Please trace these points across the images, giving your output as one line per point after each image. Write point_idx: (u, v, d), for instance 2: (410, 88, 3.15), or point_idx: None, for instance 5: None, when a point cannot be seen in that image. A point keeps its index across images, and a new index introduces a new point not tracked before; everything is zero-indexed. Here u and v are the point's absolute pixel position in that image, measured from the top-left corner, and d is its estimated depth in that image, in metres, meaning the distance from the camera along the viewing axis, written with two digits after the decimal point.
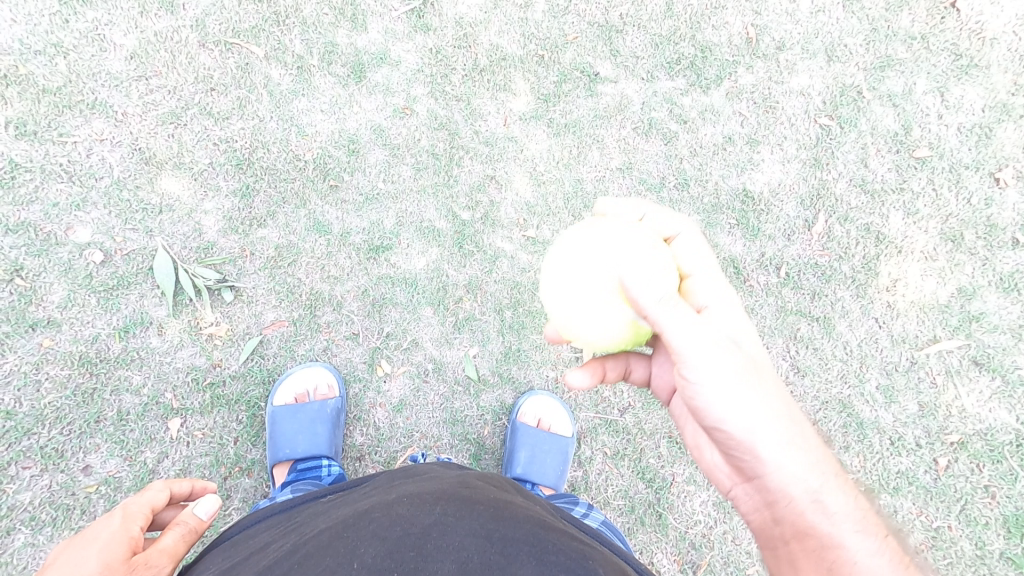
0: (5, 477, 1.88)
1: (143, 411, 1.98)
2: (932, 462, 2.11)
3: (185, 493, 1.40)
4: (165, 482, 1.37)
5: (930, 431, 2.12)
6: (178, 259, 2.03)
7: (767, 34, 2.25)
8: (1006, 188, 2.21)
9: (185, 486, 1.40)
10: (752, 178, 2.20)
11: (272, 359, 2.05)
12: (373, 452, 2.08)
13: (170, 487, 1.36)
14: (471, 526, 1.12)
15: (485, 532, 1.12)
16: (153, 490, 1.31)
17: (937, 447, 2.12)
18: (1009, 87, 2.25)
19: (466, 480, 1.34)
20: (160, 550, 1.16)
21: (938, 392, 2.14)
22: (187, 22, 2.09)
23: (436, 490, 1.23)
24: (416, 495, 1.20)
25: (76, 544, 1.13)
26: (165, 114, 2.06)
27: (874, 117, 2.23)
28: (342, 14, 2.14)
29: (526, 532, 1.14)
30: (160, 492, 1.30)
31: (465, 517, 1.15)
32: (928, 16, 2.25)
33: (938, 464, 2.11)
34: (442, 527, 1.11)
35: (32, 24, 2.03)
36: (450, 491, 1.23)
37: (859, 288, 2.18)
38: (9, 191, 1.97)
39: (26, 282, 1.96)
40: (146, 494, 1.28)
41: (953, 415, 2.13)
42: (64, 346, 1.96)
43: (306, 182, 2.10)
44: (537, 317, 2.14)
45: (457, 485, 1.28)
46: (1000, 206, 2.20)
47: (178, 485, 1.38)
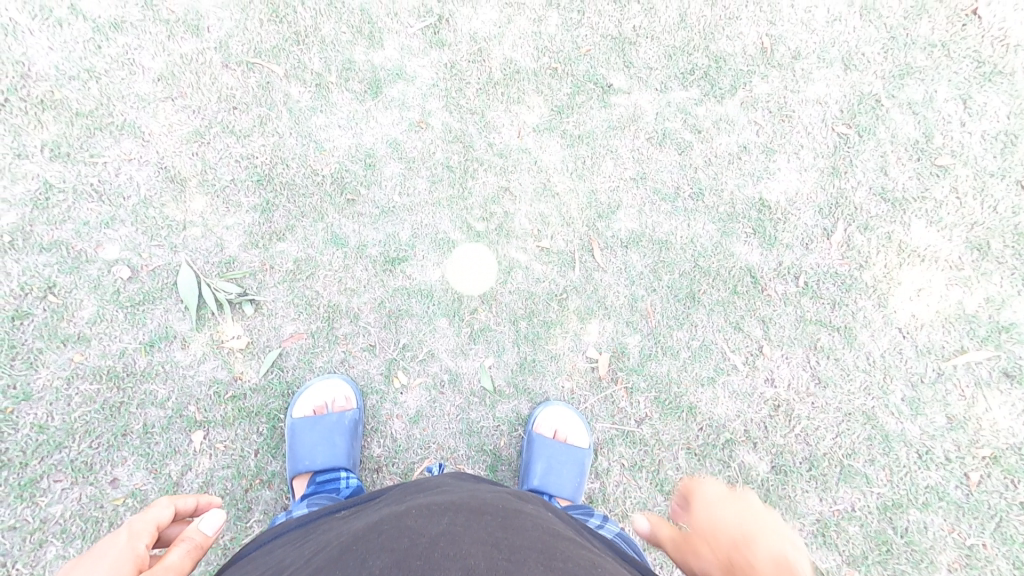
0: (37, 490, 1.91)
1: (168, 423, 2.00)
2: (963, 476, 2.08)
3: (192, 509, 1.31)
4: (170, 498, 1.27)
5: (960, 444, 2.09)
6: (202, 274, 2.06)
7: (781, 44, 2.24)
8: None
9: (190, 501, 1.31)
10: (768, 188, 2.20)
11: (291, 371, 2.08)
12: (391, 464, 2.10)
13: (175, 503, 1.27)
14: (478, 534, 1.12)
15: (493, 539, 1.11)
16: (158, 507, 1.22)
17: (967, 461, 2.08)
18: None
19: (478, 491, 1.34)
20: (165, 567, 1.08)
21: (968, 405, 2.11)
22: (211, 44, 2.13)
23: (445, 502, 1.24)
24: (424, 507, 1.21)
25: (76, 565, 1.06)
26: (190, 133, 2.11)
27: (894, 125, 2.21)
28: (359, 33, 2.18)
29: (534, 539, 1.13)
30: (164, 509, 1.22)
31: (473, 527, 1.14)
32: (948, 24, 2.23)
33: (970, 479, 2.07)
34: (449, 535, 1.10)
35: (67, 50, 2.09)
36: (459, 501, 1.23)
37: (880, 298, 2.16)
38: (44, 211, 2.03)
39: (59, 299, 2.00)
40: (150, 512, 1.20)
41: (983, 429, 2.10)
42: (94, 361, 2.00)
43: (325, 196, 2.13)
44: (552, 327, 2.14)
45: (467, 496, 1.27)
46: None
47: (183, 500, 1.29)
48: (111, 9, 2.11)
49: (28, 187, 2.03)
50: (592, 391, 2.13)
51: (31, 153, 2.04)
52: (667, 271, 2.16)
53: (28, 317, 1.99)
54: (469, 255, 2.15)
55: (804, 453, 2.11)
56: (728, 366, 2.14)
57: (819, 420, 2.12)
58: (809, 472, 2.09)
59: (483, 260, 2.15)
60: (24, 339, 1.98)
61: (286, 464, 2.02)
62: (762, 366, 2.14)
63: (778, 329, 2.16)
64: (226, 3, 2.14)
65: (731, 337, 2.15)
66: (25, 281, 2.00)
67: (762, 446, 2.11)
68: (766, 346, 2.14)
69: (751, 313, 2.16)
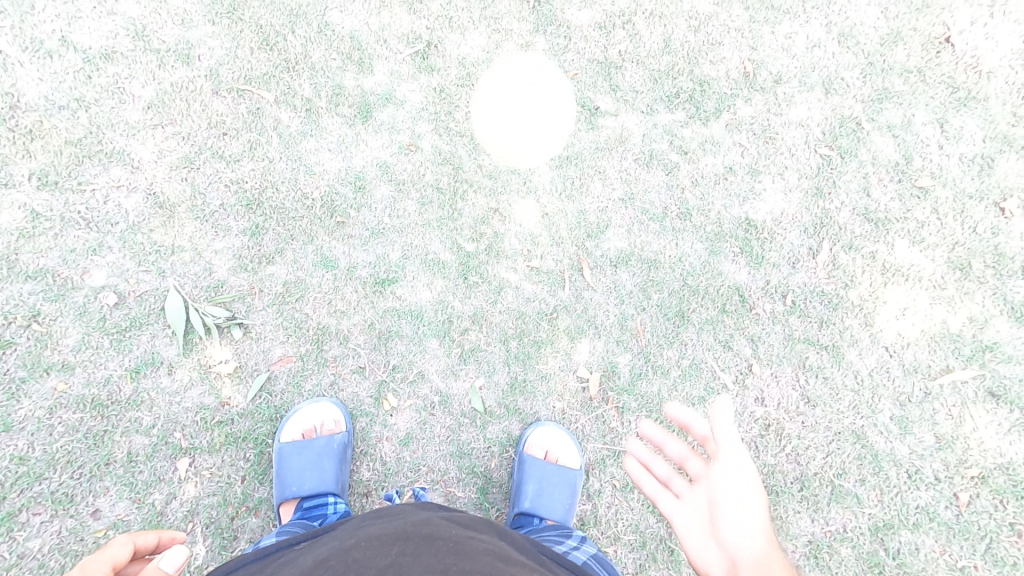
0: (16, 523, 1.87)
1: (153, 451, 1.97)
2: (953, 496, 2.09)
3: (151, 546, 1.21)
4: (130, 535, 1.17)
5: (949, 463, 2.11)
6: (190, 299, 2.05)
7: (764, 69, 2.29)
8: (1012, 217, 2.22)
9: (151, 538, 1.21)
10: (754, 208, 2.23)
11: (280, 396, 2.06)
12: (380, 488, 2.08)
13: (135, 540, 1.16)
14: (427, 563, 1.11)
15: (442, 567, 1.10)
16: (116, 544, 1.11)
17: (956, 481, 2.09)
18: (1009, 117, 2.27)
19: (430, 517, 1.34)
20: None
21: (955, 424, 2.13)
22: (201, 72, 2.13)
23: (394, 530, 1.24)
24: (373, 538, 1.22)
25: None
26: (179, 159, 2.10)
27: (874, 147, 2.26)
28: (349, 58, 2.19)
29: (484, 563, 1.13)
30: (123, 547, 1.11)
31: (422, 555, 1.14)
32: (924, 50, 2.29)
33: (959, 499, 2.08)
34: (396, 568, 1.10)
35: (57, 80, 2.08)
36: (408, 530, 1.24)
37: (866, 317, 2.18)
38: (29, 239, 2.01)
39: (43, 327, 1.97)
40: (108, 550, 1.08)
41: (971, 448, 2.12)
42: (77, 390, 1.97)
43: (314, 220, 2.13)
44: (542, 347, 2.14)
45: (418, 524, 1.28)
46: (1007, 235, 2.21)
47: (144, 537, 1.19)
48: (101, 38, 2.11)
49: (15, 216, 2.01)
50: (582, 411, 2.14)
51: (18, 182, 2.03)
52: (655, 291, 2.18)
53: (12, 347, 1.96)
54: (524, 133, 2.23)
55: (795, 473, 2.11)
56: (718, 386, 2.14)
57: (809, 438, 2.13)
58: (800, 492, 2.09)
59: (501, 108, 2.25)
60: (8, 369, 1.95)
61: (273, 490, 1.99)
62: (751, 385, 2.15)
63: (767, 347, 2.17)
64: (216, 31, 2.14)
65: (721, 356, 2.16)
66: (10, 310, 1.97)
67: (754, 466, 2.11)
68: (756, 365, 2.15)
69: (740, 331, 2.17)
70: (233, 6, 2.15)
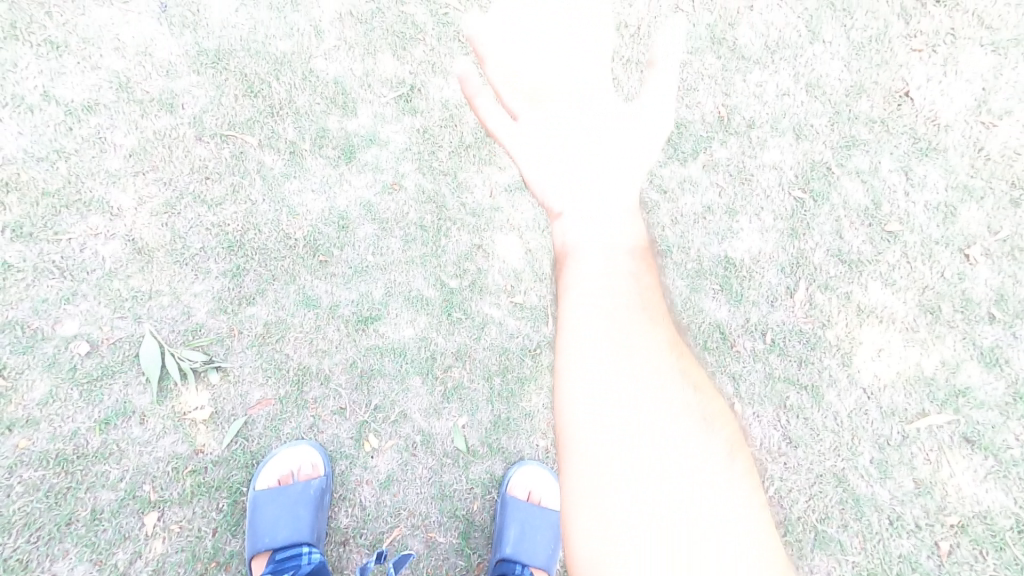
0: None
1: (119, 507, 1.90)
2: (935, 546, 2.10)
3: None
4: None
5: (929, 510, 2.12)
6: (166, 344, 2.02)
7: (737, 113, 2.36)
8: (976, 265, 2.28)
9: None
10: (732, 246, 2.29)
11: (256, 441, 2.02)
12: (359, 535, 2.03)
13: None
14: None
15: None
16: None
17: (937, 529, 2.11)
18: (968, 168, 2.34)
19: None
20: None
21: (933, 469, 2.15)
22: (186, 119, 2.14)
23: None
24: None
25: None
26: (159, 205, 2.09)
27: (844, 191, 2.33)
28: (333, 102, 2.22)
29: None
30: None
31: None
32: (885, 102, 2.39)
33: (941, 549, 2.10)
34: None
35: (36, 134, 2.07)
36: None
37: (844, 357, 2.22)
38: (1, 291, 1.98)
39: (8, 381, 1.94)
40: None
41: (950, 496, 2.14)
42: (41, 445, 1.91)
43: (296, 259, 2.12)
44: (525, 383, 2.14)
45: None
46: (972, 281, 2.28)
47: None
48: (84, 91, 2.10)
49: None
50: None
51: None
52: None
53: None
54: None
55: (778, 516, 2.11)
56: None
57: (791, 481, 2.13)
58: (783, 536, 2.09)
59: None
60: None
61: (246, 542, 1.94)
62: None
63: (748, 386, 2.19)
64: (199, 80, 2.16)
65: None
66: None
67: None
68: (738, 403, 2.17)
69: (721, 369, 2.20)
70: (217, 56, 2.18)
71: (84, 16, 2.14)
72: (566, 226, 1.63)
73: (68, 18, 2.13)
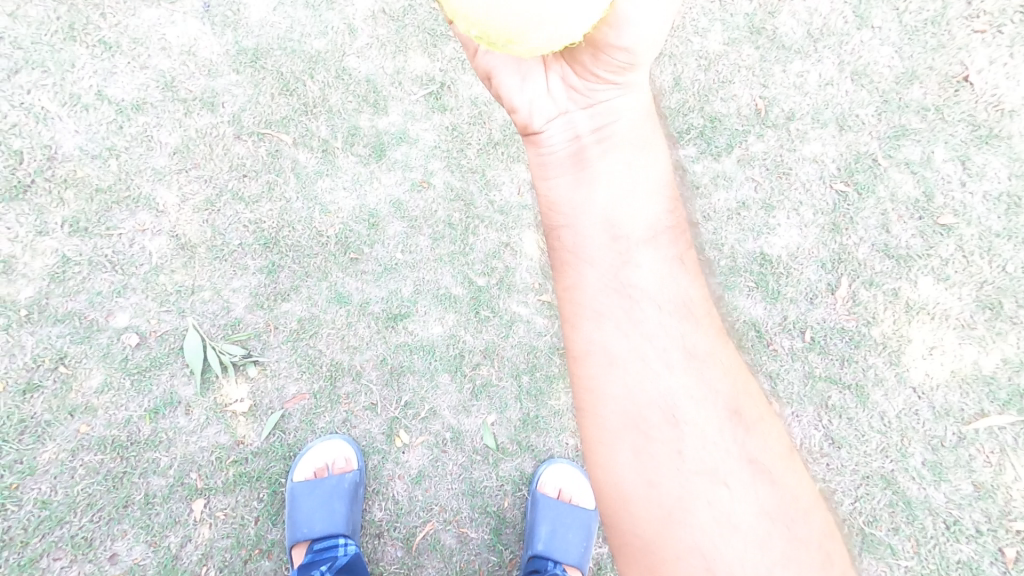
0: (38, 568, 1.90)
1: (169, 493, 1.98)
2: (999, 552, 2.06)
3: None
4: None
5: (992, 516, 2.07)
6: (208, 337, 2.06)
7: (775, 106, 2.30)
8: None
9: None
10: (769, 243, 2.23)
11: (293, 434, 2.06)
12: (392, 529, 2.06)
13: None
14: None
15: None
16: None
17: (1001, 535, 2.07)
18: None
19: None
20: None
21: (995, 473, 2.09)
22: (225, 118, 2.17)
23: None
24: None
25: None
26: (202, 201, 2.13)
27: (893, 183, 2.26)
28: (365, 100, 2.23)
29: None
30: None
31: None
32: (940, 89, 2.28)
33: (1005, 555, 2.06)
34: None
35: (92, 132, 2.12)
36: None
37: (892, 355, 2.17)
38: (60, 284, 2.03)
39: (69, 369, 2.00)
40: None
41: (1013, 500, 2.08)
42: (100, 431, 1.98)
43: (328, 256, 2.14)
44: (555, 381, 2.13)
45: None
46: None
47: None
48: (134, 90, 2.15)
49: (47, 262, 2.04)
50: None
51: (52, 231, 2.05)
52: None
53: (39, 390, 1.98)
54: None
55: None
56: None
57: (835, 482, 2.11)
58: None
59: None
60: (34, 413, 1.97)
61: (285, 532, 2.00)
62: None
63: (787, 385, 2.15)
64: (239, 79, 2.19)
65: None
66: (38, 353, 1.99)
67: None
68: (775, 403, 2.13)
69: (757, 367, 2.16)
70: (256, 56, 2.21)
71: (133, 17, 2.18)
72: (573, 224, 1.66)
73: (120, 19, 2.17)
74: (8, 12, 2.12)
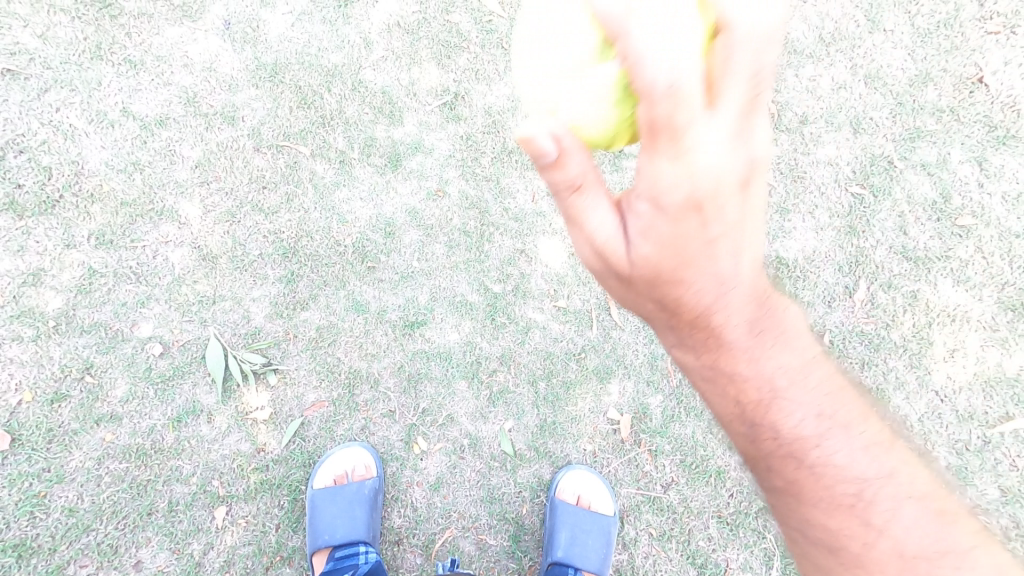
0: None
1: (192, 500, 2.02)
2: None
3: None
4: None
5: (1018, 520, 2.06)
6: (228, 347, 2.10)
7: (789, 110, 2.28)
8: None
9: None
10: (785, 246, 2.22)
11: (313, 441, 2.09)
12: (412, 536, 2.07)
13: None
14: None
15: None
16: None
17: None
18: None
19: None
20: None
21: (1020, 476, 2.08)
22: (245, 132, 2.23)
23: None
24: None
25: None
26: (222, 213, 2.18)
27: (909, 186, 2.24)
28: (380, 111, 2.27)
29: None
30: None
31: None
32: (955, 91, 2.27)
33: None
34: None
35: (117, 147, 2.18)
36: None
37: (912, 358, 2.15)
38: (87, 295, 2.09)
39: (95, 379, 2.05)
40: None
41: None
42: (124, 439, 2.03)
43: (346, 265, 2.18)
44: (571, 388, 2.14)
45: None
46: None
47: None
48: (158, 106, 2.21)
49: (74, 274, 2.09)
50: (615, 454, 2.13)
51: (79, 243, 2.11)
52: None
53: (67, 399, 2.03)
54: None
55: None
56: None
57: None
58: None
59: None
60: (61, 421, 2.02)
61: (307, 539, 2.04)
62: None
63: None
64: (258, 94, 2.25)
65: None
66: (65, 363, 2.05)
67: None
68: None
69: None
70: (275, 70, 2.26)
71: (157, 35, 2.25)
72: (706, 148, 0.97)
73: (144, 37, 2.24)
74: (37, 33, 2.19)
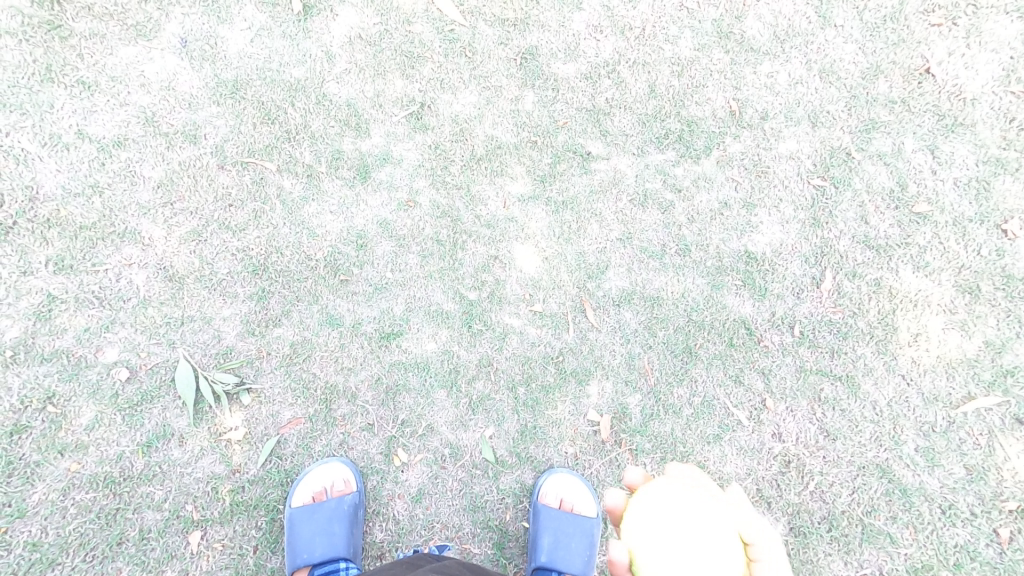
0: None
1: (165, 526, 1.98)
2: (993, 533, 2.09)
3: None
4: None
5: (984, 497, 2.11)
6: (199, 367, 2.06)
7: (749, 107, 2.34)
8: (1016, 239, 2.24)
9: None
10: (752, 241, 2.27)
11: (290, 459, 2.06)
12: (394, 549, 2.06)
13: None
14: None
15: None
16: None
17: (994, 516, 2.10)
18: (999, 142, 2.30)
19: None
20: None
21: (984, 454, 2.14)
22: (208, 149, 2.20)
23: None
24: None
25: None
26: (187, 232, 2.14)
27: (867, 176, 2.30)
28: (346, 124, 2.26)
29: None
30: None
31: None
32: (905, 82, 2.34)
33: (1000, 536, 2.08)
34: None
35: (74, 170, 2.13)
36: None
37: (879, 344, 2.20)
38: (45, 322, 2.04)
39: (58, 409, 1.99)
40: None
41: (1005, 479, 2.12)
42: (91, 468, 1.98)
43: (318, 279, 2.16)
44: (550, 392, 2.14)
45: None
46: (1013, 257, 2.23)
47: None
48: (115, 127, 2.17)
49: (32, 301, 2.04)
50: (596, 455, 2.13)
51: (36, 270, 2.06)
52: (660, 327, 2.20)
53: (28, 431, 1.97)
54: None
55: (821, 511, 2.12)
56: (732, 422, 2.16)
57: (833, 474, 2.15)
58: (828, 532, 2.11)
59: None
60: (24, 454, 1.96)
61: (285, 558, 1.99)
62: (767, 420, 2.17)
63: (780, 380, 2.20)
64: (220, 111, 2.22)
65: (733, 391, 2.18)
66: (26, 394, 1.99)
67: (777, 505, 2.12)
68: (769, 400, 2.18)
69: (750, 364, 2.20)
70: (236, 87, 2.24)
71: (111, 55, 2.21)
72: None
73: (97, 58, 2.20)
74: None
